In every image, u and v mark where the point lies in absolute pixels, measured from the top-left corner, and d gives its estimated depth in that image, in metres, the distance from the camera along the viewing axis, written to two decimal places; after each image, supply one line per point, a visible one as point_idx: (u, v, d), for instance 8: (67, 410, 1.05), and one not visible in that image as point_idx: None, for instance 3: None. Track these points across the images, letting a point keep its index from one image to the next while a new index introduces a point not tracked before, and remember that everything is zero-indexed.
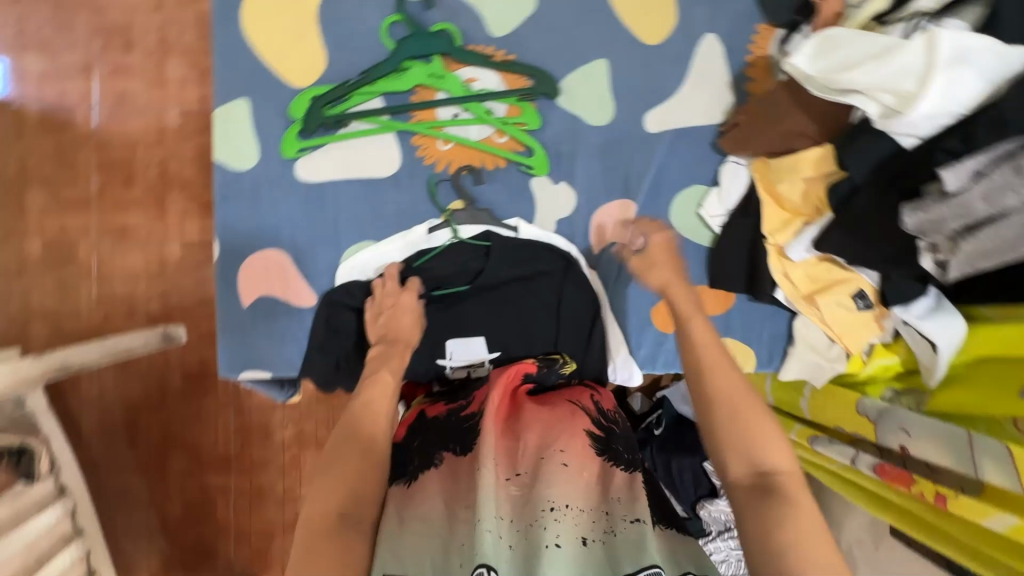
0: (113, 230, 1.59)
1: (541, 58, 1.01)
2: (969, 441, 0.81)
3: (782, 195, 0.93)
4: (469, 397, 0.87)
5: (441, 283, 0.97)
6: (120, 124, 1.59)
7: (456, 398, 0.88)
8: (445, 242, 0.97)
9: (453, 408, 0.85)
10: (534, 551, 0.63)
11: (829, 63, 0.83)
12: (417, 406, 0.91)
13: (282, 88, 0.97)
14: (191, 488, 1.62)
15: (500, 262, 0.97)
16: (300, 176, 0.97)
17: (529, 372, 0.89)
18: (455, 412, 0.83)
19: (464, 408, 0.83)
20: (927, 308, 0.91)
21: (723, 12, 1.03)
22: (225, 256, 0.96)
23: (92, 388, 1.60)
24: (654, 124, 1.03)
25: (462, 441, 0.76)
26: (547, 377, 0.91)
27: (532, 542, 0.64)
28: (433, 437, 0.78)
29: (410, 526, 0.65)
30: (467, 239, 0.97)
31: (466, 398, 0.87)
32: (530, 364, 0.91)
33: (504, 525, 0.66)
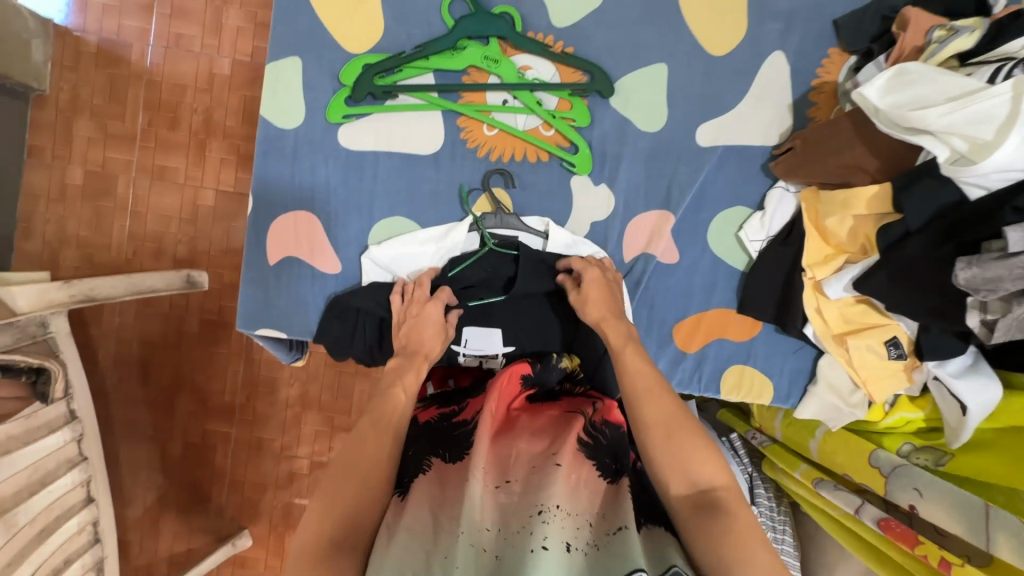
0: (153, 170, 1.61)
1: (600, 55, 0.98)
2: (985, 513, 0.78)
3: (828, 229, 0.90)
4: (463, 403, 0.86)
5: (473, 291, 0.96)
6: (172, 66, 1.61)
7: (448, 401, 0.87)
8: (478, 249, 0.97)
9: (445, 413, 0.84)
10: (518, 558, 0.59)
11: (900, 98, 0.78)
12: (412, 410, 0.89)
13: (336, 51, 0.96)
14: (194, 431, 1.66)
15: (527, 269, 0.94)
16: (343, 142, 0.97)
17: (525, 374, 0.87)
18: (448, 418, 0.82)
19: (457, 415, 0.82)
20: (962, 367, 0.87)
21: (795, 30, 0.99)
22: (258, 211, 0.97)
23: (112, 321, 1.63)
24: (706, 137, 1.00)
25: (455, 448, 0.73)
26: (546, 376, 0.89)
27: (518, 548, 0.60)
28: (423, 445, 0.77)
29: (397, 541, 0.62)
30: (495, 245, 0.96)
31: (460, 404, 0.86)
32: (525, 365, 0.88)
33: (488, 534, 0.62)
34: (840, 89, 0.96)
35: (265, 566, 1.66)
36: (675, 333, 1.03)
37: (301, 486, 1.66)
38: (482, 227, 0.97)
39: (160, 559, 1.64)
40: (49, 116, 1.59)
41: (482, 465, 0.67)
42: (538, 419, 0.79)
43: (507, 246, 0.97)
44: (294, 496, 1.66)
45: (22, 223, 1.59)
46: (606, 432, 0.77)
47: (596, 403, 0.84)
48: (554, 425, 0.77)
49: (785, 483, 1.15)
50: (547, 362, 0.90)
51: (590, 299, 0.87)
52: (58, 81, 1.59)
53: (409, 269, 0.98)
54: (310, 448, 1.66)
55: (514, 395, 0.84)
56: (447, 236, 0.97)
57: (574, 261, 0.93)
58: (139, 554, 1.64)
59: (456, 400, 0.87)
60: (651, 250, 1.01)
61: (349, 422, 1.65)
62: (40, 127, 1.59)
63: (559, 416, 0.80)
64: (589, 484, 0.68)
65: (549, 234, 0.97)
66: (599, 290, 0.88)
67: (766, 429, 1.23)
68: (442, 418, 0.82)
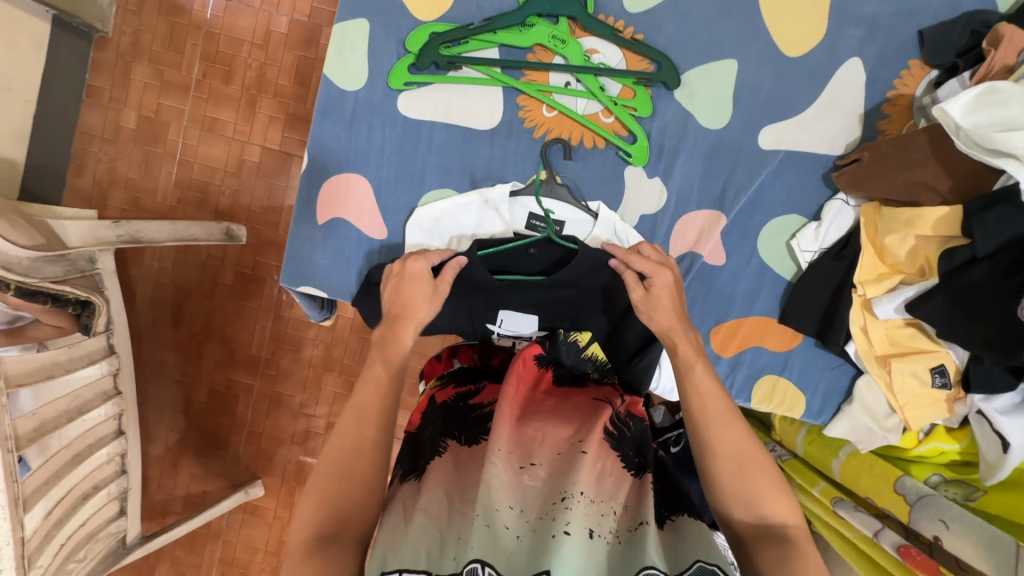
0: (203, 121, 1.64)
1: (669, 46, 0.96)
2: (1016, 553, 0.76)
3: (886, 246, 0.87)
4: (479, 383, 0.87)
5: (503, 269, 0.94)
6: (231, 19, 1.63)
7: (464, 380, 0.88)
8: (539, 236, 0.92)
9: (462, 393, 0.85)
10: (541, 541, 0.59)
11: (985, 118, 0.75)
12: (428, 390, 0.90)
13: (404, 17, 0.95)
14: (219, 379, 1.70)
15: (575, 270, 0.90)
16: (401, 109, 0.97)
17: (538, 354, 0.86)
18: (464, 398, 0.83)
19: (473, 397, 0.83)
20: (1011, 404, 0.84)
21: (876, 38, 0.95)
22: (311, 171, 0.98)
23: (152, 264, 1.67)
24: (769, 141, 0.97)
25: (469, 431, 0.75)
26: (559, 353, 0.88)
27: (542, 531, 0.60)
28: (440, 427, 0.78)
29: (417, 519, 0.62)
30: (557, 238, 0.92)
31: (476, 383, 0.87)
32: (537, 346, 0.86)
33: (513, 514, 0.62)
34: (917, 103, 0.93)
35: (274, 516, 1.71)
36: (712, 335, 1.02)
37: (315, 444, 1.70)
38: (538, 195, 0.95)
39: (176, 497, 1.71)
40: (110, 59, 1.63)
41: (504, 448, 0.66)
42: (565, 407, 0.79)
43: (568, 238, 0.93)
44: (307, 453, 1.70)
45: (76, 160, 1.63)
46: (631, 426, 0.78)
47: (621, 396, 0.84)
48: (580, 414, 0.77)
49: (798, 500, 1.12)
50: (555, 340, 0.89)
51: (660, 305, 0.80)
52: (121, 24, 1.62)
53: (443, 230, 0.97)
54: (328, 409, 1.69)
55: (537, 379, 0.84)
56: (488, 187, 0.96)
57: (637, 261, 0.83)
58: (157, 490, 1.71)
59: (472, 380, 0.88)
60: (699, 249, 0.99)
61: None
62: (100, 69, 1.63)
63: (587, 403, 0.80)
64: (614, 473, 0.69)
65: (600, 215, 0.95)
66: (669, 296, 0.81)
67: (787, 444, 1.18)
68: (459, 398, 0.83)
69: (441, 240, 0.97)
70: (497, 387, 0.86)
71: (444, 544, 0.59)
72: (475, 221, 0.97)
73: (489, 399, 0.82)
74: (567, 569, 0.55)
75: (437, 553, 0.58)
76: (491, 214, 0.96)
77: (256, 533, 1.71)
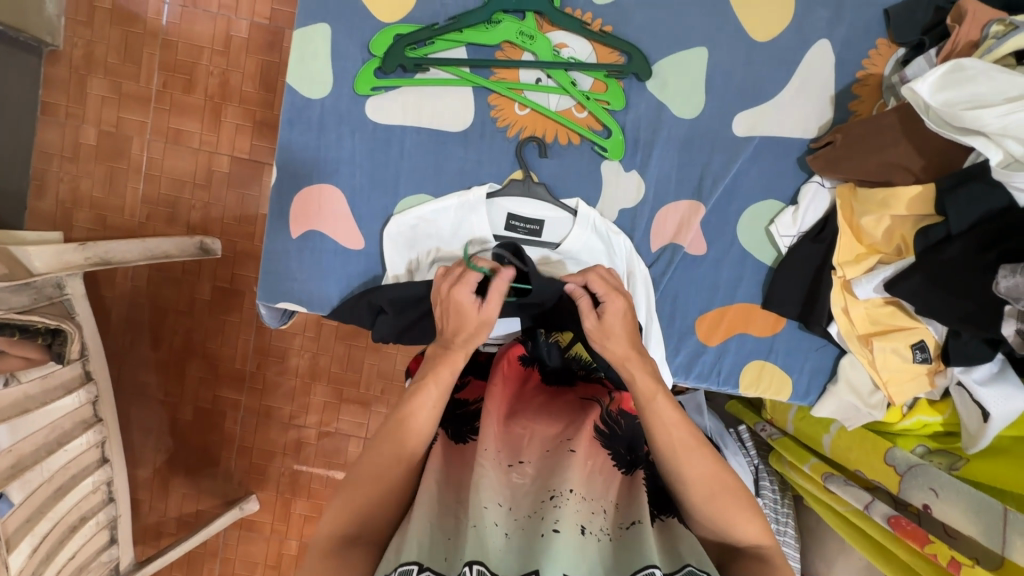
0: (167, 133, 1.59)
1: (639, 36, 0.95)
2: (1003, 516, 0.76)
3: (862, 228, 0.88)
4: (464, 377, 0.87)
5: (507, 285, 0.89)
6: (189, 25, 1.57)
7: None
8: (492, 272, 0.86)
9: (447, 386, 0.85)
10: (529, 541, 0.59)
11: (953, 96, 0.76)
12: None
13: (366, 19, 0.93)
14: (205, 396, 1.67)
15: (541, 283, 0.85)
16: (370, 115, 0.94)
17: (522, 355, 0.86)
18: (450, 392, 0.83)
19: (459, 391, 0.82)
20: (989, 374, 0.86)
21: (843, 18, 0.95)
22: (282, 182, 0.95)
23: (125, 283, 1.62)
24: (743, 127, 0.97)
25: (455, 424, 0.76)
26: (542, 352, 0.88)
27: (531, 529, 0.60)
28: None
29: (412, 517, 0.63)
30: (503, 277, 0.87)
31: (462, 378, 0.86)
32: (519, 347, 0.87)
33: (502, 513, 0.62)
34: (886, 82, 0.93)
35: (271, 529, 1.69)
36: (697, 325, 1.02)
37: (308, 453, 1.68)
38: (505, 194, 0.94)
39: (169, 518, 1.68)
40: (64, 73, 1.56)
41: (491, 448, 0.66)
42: (554, 404, 0.78)
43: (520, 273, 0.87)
44: (300, 463, 1.68)
45: (36, 181, 1.57)
46: (622, 424, 0.76)
47: (610, 392, 0.82)
48: (569, 410, 0.76)
49: (789, 475, 1.15)
50: (536, 339, 0.89)
51: (613, 332, 0.76)
52: (72, 36, 1.55)
53: (421, 236, 0.95)
54: (318, 418, 1.67)
55: (525, 377, 0.83)
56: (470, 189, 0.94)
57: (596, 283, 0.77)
58: (148, 512, 1.68)
59: (459, 373, 0.87)
60: (679, 240, 0.99)
61: (357, 394, 1.66)
62: (54, 84, 1.56)
63: (576, 402, 0.79)
64: (603, 468, 0.69)
65: (578, 211, 0.94)
66: (623, 323, 0.77)
67: (777, 422, 1.21)
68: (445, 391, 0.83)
69: (422, 244, 0.95)
70: (482, 382, 0.85)
71: (437, 540, 0.61)
72: (454, 224, 0.94)
73: (475, 395, 0.82)
74: (557, 566, 0.56)
75: (428, 547, 0.60)
76: (477, 212, 0.94)
77: (254, 548, 1.69)
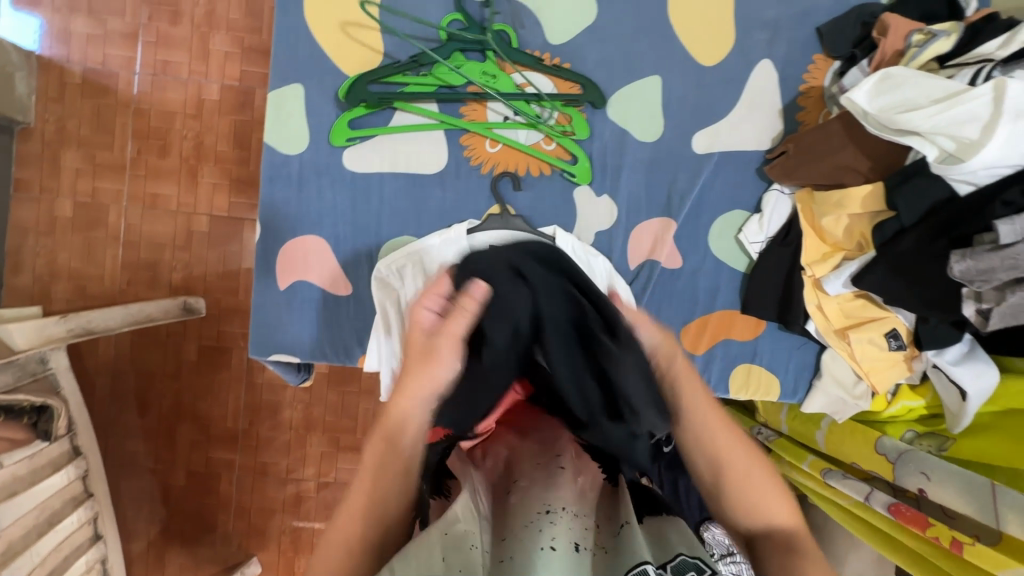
0: (144, 198, 1.60)
1: (595, 70, 1.01)
2: (992, 489, 0.78)
3: (824, 229, 0.92)
4: None
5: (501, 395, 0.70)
6: (160, 92, 1.60)
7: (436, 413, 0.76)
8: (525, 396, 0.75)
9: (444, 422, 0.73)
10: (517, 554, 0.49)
11: (889, 101, 0.82)
12: None
13: (336, 75, 0.97)
14: (198, 460, 1.63)
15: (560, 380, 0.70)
16: (347, 164, 0.98)
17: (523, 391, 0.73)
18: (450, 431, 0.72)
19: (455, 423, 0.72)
20: (960, 354, 0.89)
21: (781, 38, 1.03)
22: (265, 237, 0.97)
23: (108, 351, 1.60)
24: (701, 145, 1.03)
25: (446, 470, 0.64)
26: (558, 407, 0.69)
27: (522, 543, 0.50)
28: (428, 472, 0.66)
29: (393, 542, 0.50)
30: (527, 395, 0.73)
31: None
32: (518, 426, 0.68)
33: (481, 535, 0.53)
34: (826, 93, 0.99)
35: None
36: (682, 337, 1.05)
37: (307, 508, 1.64)
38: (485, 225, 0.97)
39: None
40: (36, 149, 1.57)
41: (469, 489, 0.60)
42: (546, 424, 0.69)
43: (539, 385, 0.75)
44: (300, 519, 1.64)
45: (12, 258, 1.57)
46: None
47: None
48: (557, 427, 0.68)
49: (792, 476, 1.16)
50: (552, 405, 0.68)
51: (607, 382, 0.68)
52: (43, 112, 1.57)
53: (403, 275, 0.95)
54: (315, 469, 1.64)
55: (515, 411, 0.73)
56: (449, 229, 0.97)
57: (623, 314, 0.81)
58: None
59: None
60: (656, 256, 1.03)
61: (354, 441, 1.64)
62: (26, 161, 1.57)
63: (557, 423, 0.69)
64: (592, 486, 0.59)
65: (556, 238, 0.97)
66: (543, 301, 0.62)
67: (771, 424, 1.23)
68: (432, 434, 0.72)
69: (406, 281, 0.95)
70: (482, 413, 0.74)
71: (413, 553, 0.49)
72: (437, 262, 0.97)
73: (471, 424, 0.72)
74: None
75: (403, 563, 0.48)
76: (453, 245, 0.96)
77: None
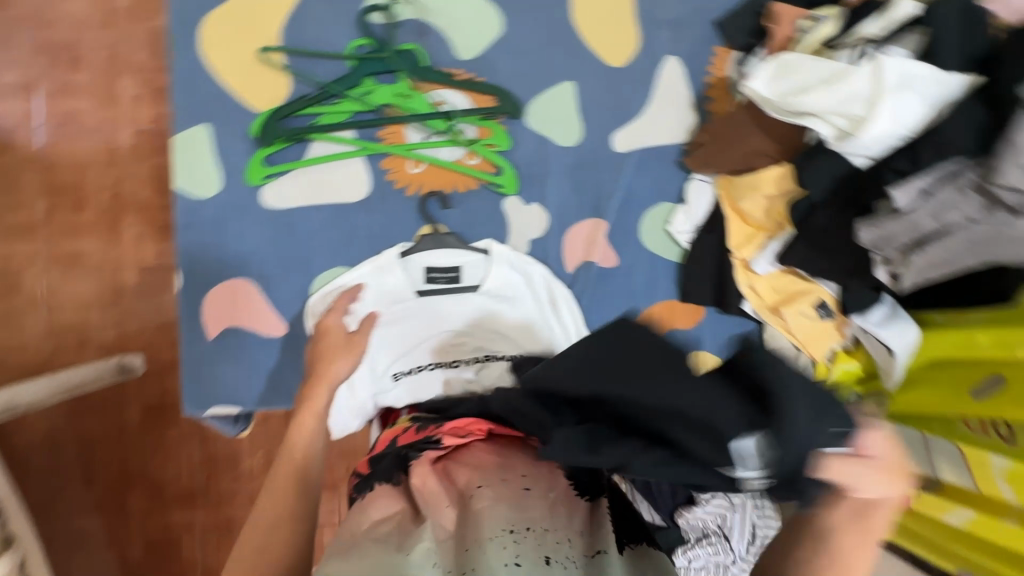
0: (63, 258, 1.50)
1: (509, 81, 1.02)
2: (924, 440, 0.90)
3: (745, 211, 0.95)
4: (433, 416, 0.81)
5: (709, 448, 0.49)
6: (69, 144, 1.51)
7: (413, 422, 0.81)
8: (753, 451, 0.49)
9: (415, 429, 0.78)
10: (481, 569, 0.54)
11: (784, 86, 0.86)
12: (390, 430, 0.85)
13: (243, 112, 0.94)
14: (155, 526, 1.53)
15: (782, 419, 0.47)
16: (265, 203, 0.95)
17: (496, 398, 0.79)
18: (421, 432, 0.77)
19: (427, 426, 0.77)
20: (883, 316, 0.93)
21: (683, 35, 1.06)
22: (188, 286, 0.93)
23: (41, 425, 1.50)
24: (621, 143, 1.05)
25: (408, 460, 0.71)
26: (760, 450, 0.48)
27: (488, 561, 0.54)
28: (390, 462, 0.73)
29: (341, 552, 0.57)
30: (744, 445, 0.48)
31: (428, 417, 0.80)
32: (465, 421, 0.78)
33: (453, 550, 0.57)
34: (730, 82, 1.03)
35: None
36: None
37: None
38: (418, 248, 0.96)
39: None
40: None
41: (438, 502, 0.62)
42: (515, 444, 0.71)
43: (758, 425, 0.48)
44: None
45: None
46: None
47: None
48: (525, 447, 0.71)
49: None
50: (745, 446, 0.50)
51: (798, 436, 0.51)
52: None
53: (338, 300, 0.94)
54: None
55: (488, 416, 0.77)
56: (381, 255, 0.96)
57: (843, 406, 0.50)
58: None
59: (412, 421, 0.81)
60: (591, 258, 1.04)
61: None
62: None
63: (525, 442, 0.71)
64: (566, 501, 0.62)
65: (491, 252, 0.97)
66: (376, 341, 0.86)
67: None
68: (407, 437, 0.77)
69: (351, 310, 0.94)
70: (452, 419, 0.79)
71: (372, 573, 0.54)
72: (375, 289, 0.95)
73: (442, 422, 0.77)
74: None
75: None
76: (393, 271, 0.96)
77: None
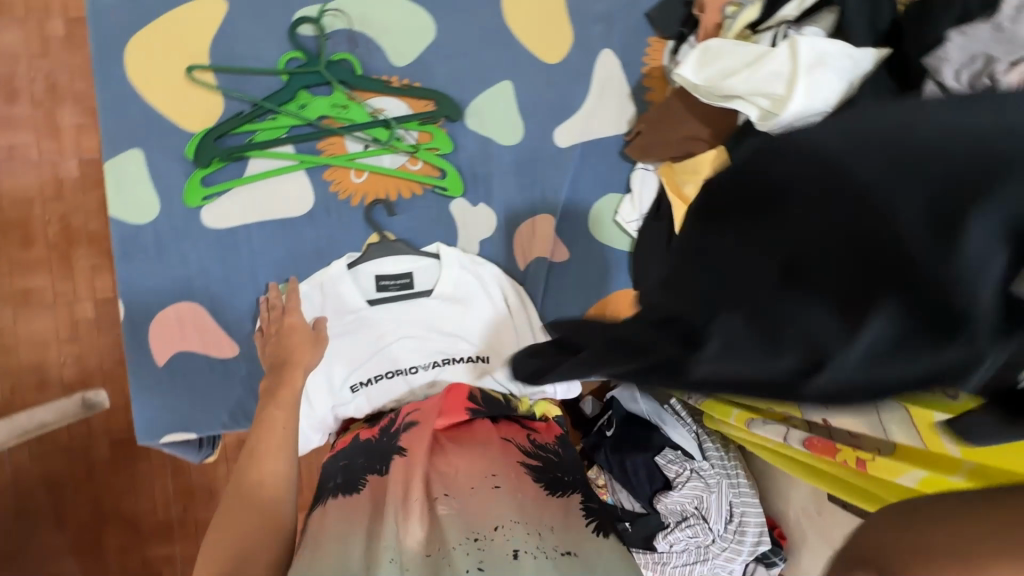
0: (15, 296, 1.46)
1: (447, 84, 1.02)
2: None
3: (688, 195, 0.92)
4: (397, 413, 0.82)
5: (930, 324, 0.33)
6: (11, 178, 1.46)
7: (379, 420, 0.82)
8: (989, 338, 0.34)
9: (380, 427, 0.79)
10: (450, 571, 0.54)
11: (711, 72, 0.88)
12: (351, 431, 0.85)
13: (177, 134, 0.93)
14: (133, 562, 1.49)
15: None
16: (207, 223, 0.94)
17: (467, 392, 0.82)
18: (387, 429, 0.77)
19: (392, 422, 0.78)
20: None
21: (616, 27, 1.08)
22: (134, 314, 0.91)
23: (4, 469, 1.45)
24: (563, 138, 1.07)
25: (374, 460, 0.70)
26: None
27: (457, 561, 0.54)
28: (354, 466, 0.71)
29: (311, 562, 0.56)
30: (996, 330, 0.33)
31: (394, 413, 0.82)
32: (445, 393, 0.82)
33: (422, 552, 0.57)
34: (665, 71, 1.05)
35: None
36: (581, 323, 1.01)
37: None
38: (368, 256, 0.96)
39: None
40: None
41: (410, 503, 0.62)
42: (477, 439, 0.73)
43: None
44: None
45: None
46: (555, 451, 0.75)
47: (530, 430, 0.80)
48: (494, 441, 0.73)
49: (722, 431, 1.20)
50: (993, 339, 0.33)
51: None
52: None
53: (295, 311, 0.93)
54: None
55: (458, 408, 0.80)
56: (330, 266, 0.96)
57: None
58: None
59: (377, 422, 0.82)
60: (542, 254, 1.05)
61: None
62: None
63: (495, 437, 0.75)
64: (520, 483, 0.65)
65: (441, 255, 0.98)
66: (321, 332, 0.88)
67: None
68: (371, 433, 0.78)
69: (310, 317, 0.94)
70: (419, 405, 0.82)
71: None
72: (325, 300, 0.95)
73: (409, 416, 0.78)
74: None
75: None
76: (344, 281, 0.95)
77: None
